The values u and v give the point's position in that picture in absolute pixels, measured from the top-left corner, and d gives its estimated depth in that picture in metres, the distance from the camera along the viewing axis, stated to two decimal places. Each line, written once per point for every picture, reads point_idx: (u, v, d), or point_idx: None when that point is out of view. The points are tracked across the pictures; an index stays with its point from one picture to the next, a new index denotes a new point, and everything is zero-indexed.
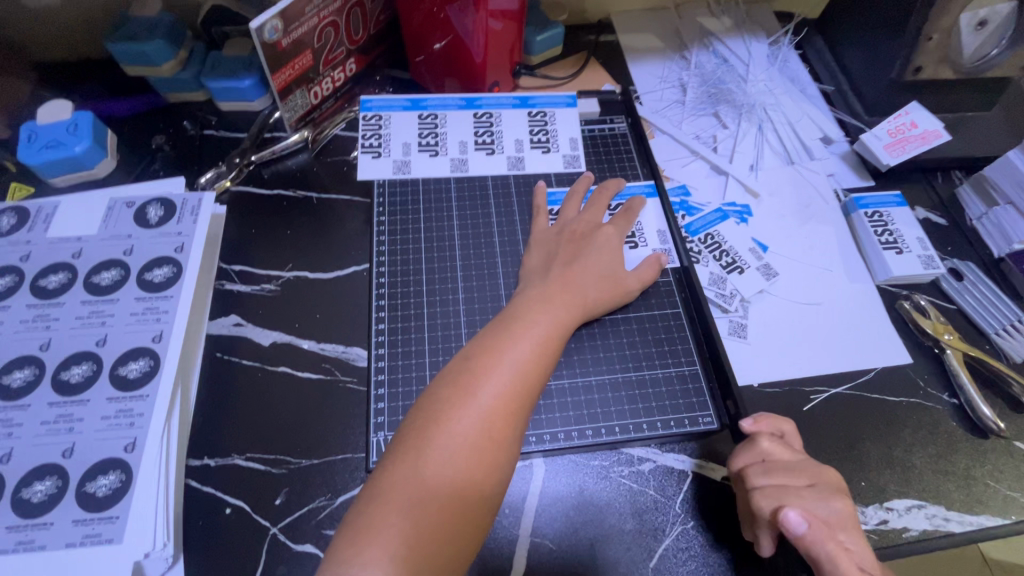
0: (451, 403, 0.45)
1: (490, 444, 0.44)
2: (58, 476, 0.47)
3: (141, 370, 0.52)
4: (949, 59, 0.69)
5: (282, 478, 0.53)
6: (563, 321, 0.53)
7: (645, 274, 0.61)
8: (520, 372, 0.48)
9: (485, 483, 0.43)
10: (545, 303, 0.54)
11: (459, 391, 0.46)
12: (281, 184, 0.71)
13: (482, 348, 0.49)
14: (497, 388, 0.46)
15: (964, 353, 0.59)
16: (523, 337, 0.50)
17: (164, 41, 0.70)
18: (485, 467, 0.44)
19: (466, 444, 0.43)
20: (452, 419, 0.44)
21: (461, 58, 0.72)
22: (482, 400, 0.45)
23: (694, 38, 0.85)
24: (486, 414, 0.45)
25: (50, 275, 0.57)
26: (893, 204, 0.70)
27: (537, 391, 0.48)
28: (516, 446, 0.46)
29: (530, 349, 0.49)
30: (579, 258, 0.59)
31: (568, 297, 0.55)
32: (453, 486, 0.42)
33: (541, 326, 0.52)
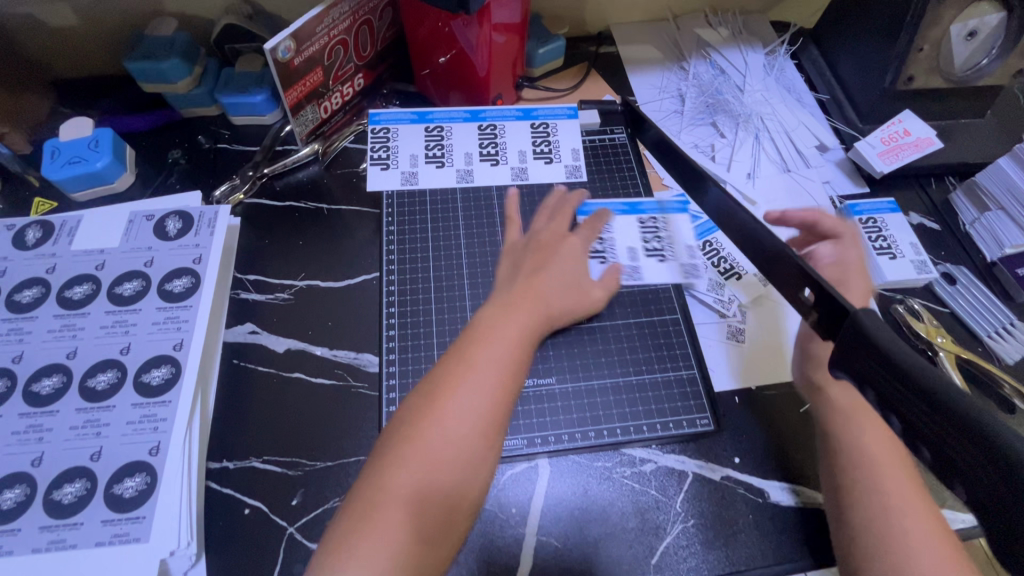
0: (422, 423, 0.46)
1: (462, 461, 0.46)
2: (87, 478, 0.49)
3: (163, 378, 0.54)
4: (940, 69, 0.71)
5: (298, 479, 0.55)
6: (528, 329, 0.53)
7: (609, 282, 0.62)
8: (481, 386, 0.48)
9: (458, 498, 0.45)
10: (507, 312, 0.54)
11: (423, 408, 0.47)
12: (292, 195, 0.73)
13: (444, 364, 0.50)
14: (459, 404, 0.47)
15: (957, 355, 0.61)
16: (484, 348, 0.50)
17: (179, 59, 0.73)
18: (452, 482, 0.45)
19: (430, 462, 0.45)
20: (423, 439, 0.45)
21: (465, 72, 0.74)
22: (444, 417, 0.46)
23: (691, 49, 0.88)
24: (449, 430, 0.46)
25: (75, 286, 0.59)
26: (887, 210, 0.72)
27: (502, 402, 0.48)
28: (485, 458, 0.47)
29: (492, 362, 0.49)
30: (546, 266, 0.59)
31: (533, 303, 0.55)
32: (419, 501, 0.44)
33: (502, 335, 0.52)
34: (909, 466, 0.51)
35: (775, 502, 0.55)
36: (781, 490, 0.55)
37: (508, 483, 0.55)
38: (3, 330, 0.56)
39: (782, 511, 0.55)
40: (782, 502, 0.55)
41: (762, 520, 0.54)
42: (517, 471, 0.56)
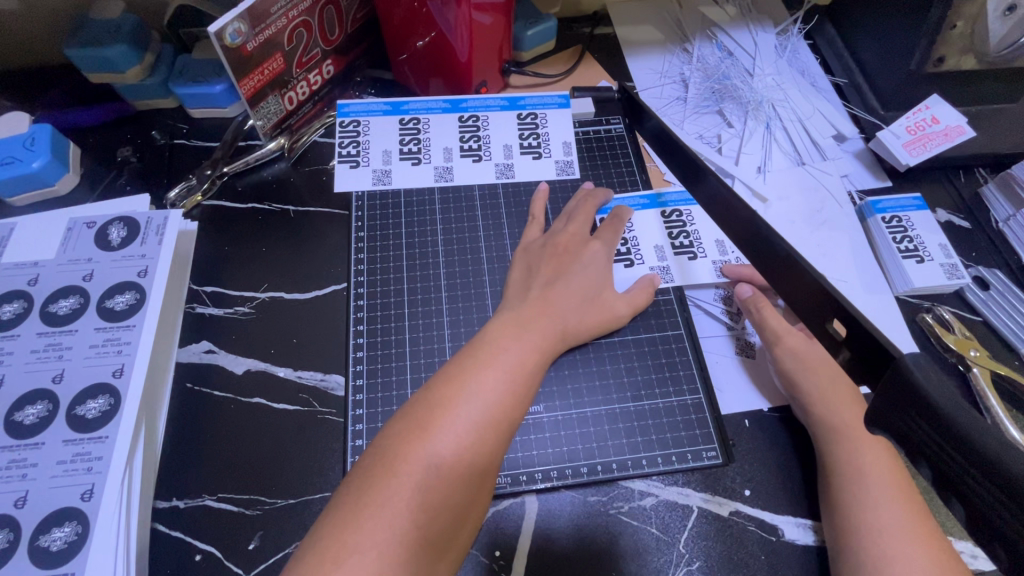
0: (440, 408, 0.41)
1: (480, 455, 0.40)
2: (9, 529, 0.43)
3: (100, 410, 0.48)
4: (974, 48, 0.63)
5: (256, 520, 0.49)
6: (540, 348, 0.48)
7: (638, 298, 0.57)
8: (489, 406, 0.42)
9: (469, 498, 0.39)
10: (518, 328, 0.49)
11: (441, 394, 0.42)
12: (255, 197, 0.66)
13: (445, 378, 0.43)
14: (463, 424, 0.40)
15: (992, 372, 0.54)
16: (492, 365, 0.45)
17: (127, 45, 0.65)
18: (467, 478, 0.39)
19: (423, 488, 0.37)
20: (441, 425, 0.40)
21: (444, 57, 0.67)
22: (447, 436, 0.40)
23: (695, 29, 0.80)
24: (452, 452, 0.39)
25: (4, 305, 0.53)
26: (912, 208, 0.65)
27: (510, 427, 0.43)
28: (482, 488, 0.40)
29: (501, 380, 0.44)
30: (564, 276, 0.54)
31: (547, 320, 0.51)
32: (430, 493, 0.37)
33: (514, 352, 0.46)
34: (916, 508, 0.45)
35: (791, 541, 0.49)
36: (798, 527, 0.49)
37: (492, 523, 0.49)
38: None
39: (798, 553, 0.48)
40: (798, 541, 0.49)
41: (778, 563, 0.48)
42: (501, 508, 0.50)
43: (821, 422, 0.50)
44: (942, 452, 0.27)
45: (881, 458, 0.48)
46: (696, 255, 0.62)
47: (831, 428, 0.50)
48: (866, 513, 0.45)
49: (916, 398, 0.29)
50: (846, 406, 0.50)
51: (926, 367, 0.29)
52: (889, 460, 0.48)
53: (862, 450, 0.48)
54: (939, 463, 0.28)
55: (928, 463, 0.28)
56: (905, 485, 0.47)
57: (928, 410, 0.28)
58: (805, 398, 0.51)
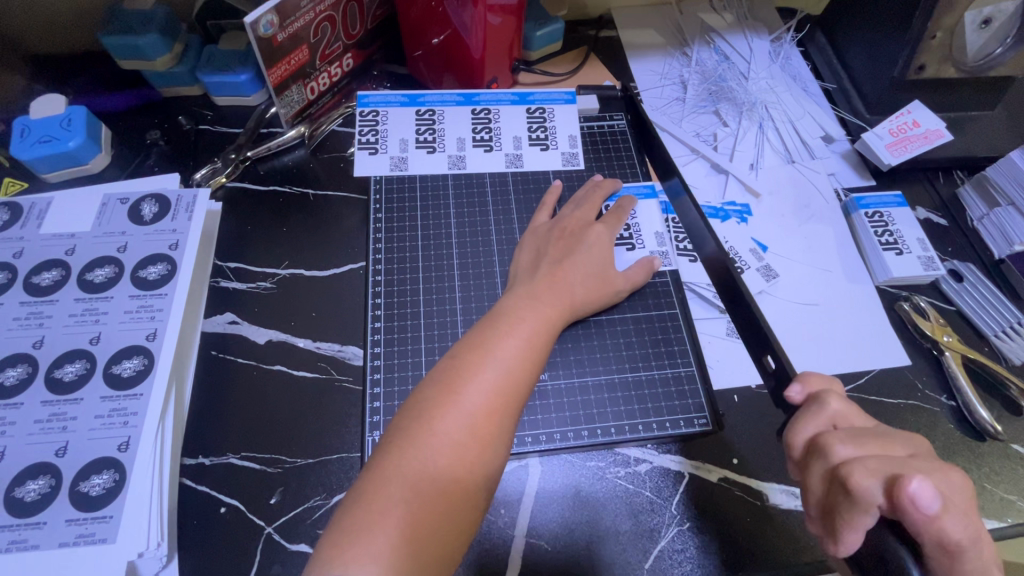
0: (465, 375, 0.45)
1: (501, 416, 0.44)
2: (52, 475, 0.47)
3: (135, 369, 0.52)
4: (952, 58, 0.69)
5: (278, 477, 0.53)
6: (551, 319, 0.52)
7: (636, 276, 0.60)
8: (509, 372, 0.46)
9: (494, 455, 0.43)
10: (531, 302, 0.53)
11: (466, 361, 0.46)
12: (276, 180, 0.70)
13: (468, 346, 0.47)
14: (486, 387, 0.44)
15: (964, 355, 0.59)
16: (510, 334, 0.48)
17: (158, 34, 0.69)
18: (491, 437, 0.43)
19: (454, 443, 0.42)
20: (466, 390, 0.44)
21: (459, 53, 0.71)
22: (473, 399, 0.43)
23: (694, 34, 0.85)
24: (480, 413, 0.43)
25: (43, 272, 0.56)
26: (893, 204, 0.69)
27: (527, 390, 0.46)
28: (506, 448, 0.44)
29: (518, 348, 0.47)
30: (570, 256, 0.58)
31: (556, 294, 0.54)
32: (460, 451, 0.42)
33: (529, 324, 0.50)
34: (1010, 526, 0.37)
35: (775, 505, 0.53)
36: (782, 493, 0.53)
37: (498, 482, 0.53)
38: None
39: (779, 515, 0.52)
40: (782, 505, 0.53)
41: (762, 523, 0.52)
42: (507, 470, 0.54)
43: None
44: None
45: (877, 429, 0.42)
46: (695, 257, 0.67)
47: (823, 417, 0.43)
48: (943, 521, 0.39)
49: None
50: None
51: None
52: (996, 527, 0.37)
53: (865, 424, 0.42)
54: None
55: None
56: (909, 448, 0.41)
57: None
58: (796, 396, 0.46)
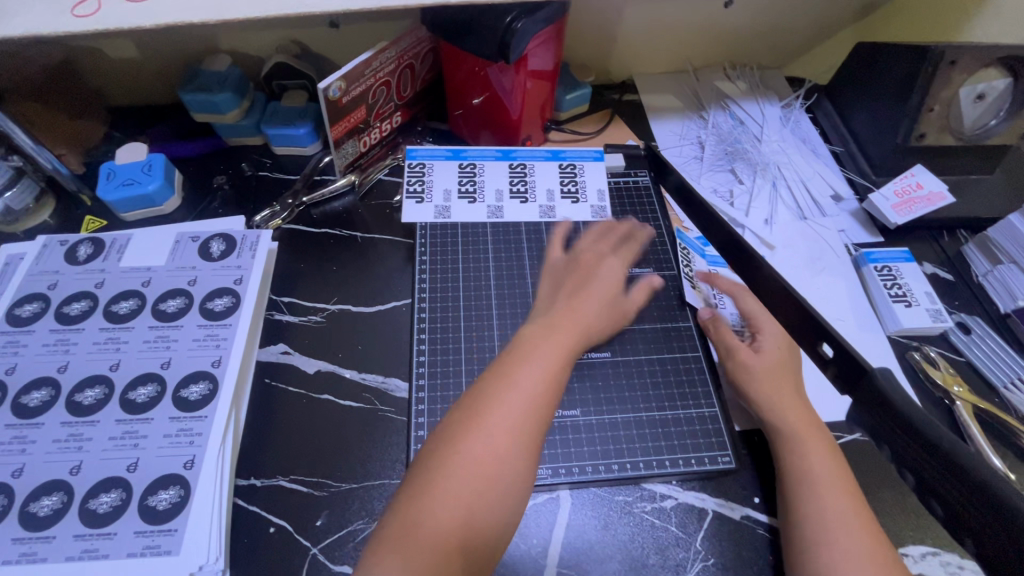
0: (490, 403, 0.48)
1: (524, 440, 0.48)
2: (123, 489, 0.51)
3: (201, 393, 0.56)
4: (951, 127, 0.76)
5: (323, 500, 0.56)
6: (570, 345, 0.56)
7: (638, 295, 0.65)
8: (530, 398, 0.49)
9: (519, 477, 0.47)
10: (545, 336, 0.55)
11: (492, 388, 0.50)
12: (328, 223, 0.76)
13: (493, 374, 0.51)
14: (510, 413, 0.48)
15: (974, 405, 0.62)
16: (532, 362, 0.52)
17: (232, 92, 0.78)
18: (515, 459, 0.47)
19: (480, 465, 0.45)
20: (492, 416, 0.48)
21: (498, 114, 0.79)
22: (499, 424, 0.47)
23: (710, 99, 0.93)
24: (504, 437, 0.47)
25: (121, 302, 0.62)
26: (901, 260, 0.74)
27: (547, 415, 0.50)
28: (526, 478, 0.47)
29: (538, 375, 0.51)
30: (584, 288, 0.62)
31: (576, 322, 0.58)
32: (486, 474, 0.45)
33: (550, 350, 0.54)
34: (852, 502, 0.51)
35: None
36: None
37: (532, 513, 0.56)
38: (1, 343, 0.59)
39: None
40: None
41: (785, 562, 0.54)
42: (539, 502, 0.57)
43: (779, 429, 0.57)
44: (921, 459, 0.38)
45: (826, 458, 0.54)
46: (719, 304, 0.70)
47: (783, 429, 0.56)
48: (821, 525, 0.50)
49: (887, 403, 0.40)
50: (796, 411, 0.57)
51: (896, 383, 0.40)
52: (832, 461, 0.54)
53: (812, 452, 0.54)
54: (896, 444, 0.40)
55: (911, 470, 0.39)
56: (850, 483, 0.52)
57: (926, 439, 0.37)
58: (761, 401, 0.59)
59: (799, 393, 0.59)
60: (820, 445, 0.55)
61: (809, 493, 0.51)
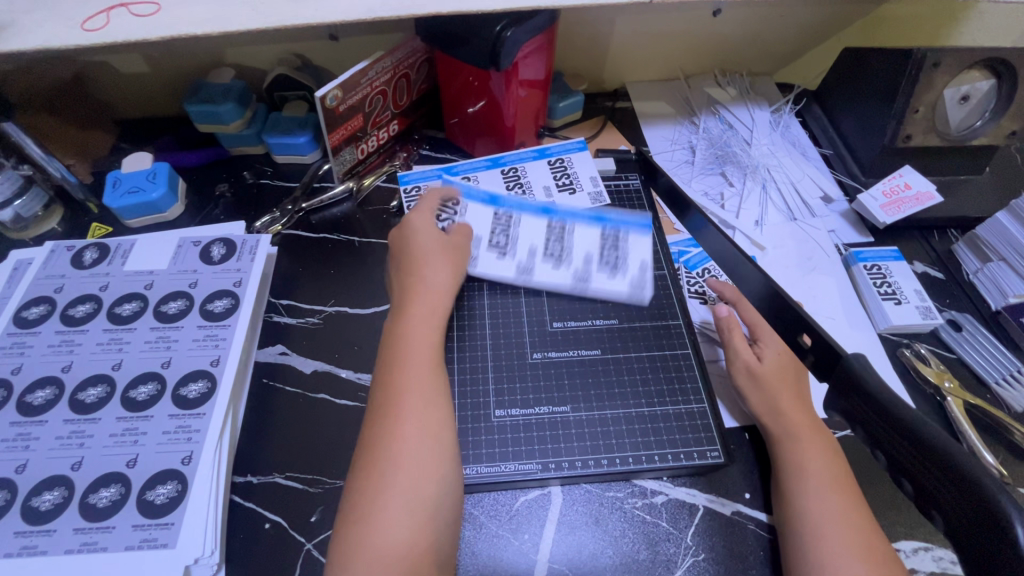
0: (386, 417, 0.51)
1: (429, 436, 0.50)
2: (122, 484, 0.52)
3: (199, 391, 0.58)
4: (937, 129, 0.77)
5: (318, 497, 0.57)
6: (435, 330, 0.59)
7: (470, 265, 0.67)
8: (421, 394, 0.52)
9: (441, 469, 0.50)
10: (414, 336, 0.57)
11: (386, 400, 0.52)
12: (326, 228, 0.78)
13: (381, 384, 0.54)
14: (405, 419, 0.51)
15: (965, 401, 0.62)
16: (411, 356, 0.55)
17: (234, 103, 0.81)
18: (431, 455, 0.50)
19: (399, 477, 0.48)
20: (392, 426, 0.50)
21: (492, 121, 0.81)
22: (400, 432, 0.50)
23: (701, 105, 0.95)
24: (408, 440, 0.50)
25: (124, 304, 0.64)
26: (890, 258, 0.75)
27: (444, 406, 0.53)
28: (448, 468, 0.50)
29: (421, 369, 0.54)
30: (438, 262, 0.64)
31: (432, 306, 0.60)
32: (411, 481, 0.48)
33: (424, 339, 0.57)
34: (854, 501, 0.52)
35: None
36: None
37: (521, 509, 0.57)
38: (8, 344, 0.60)
39: None
40: None
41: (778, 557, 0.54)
42: (530, 498, 0.57)
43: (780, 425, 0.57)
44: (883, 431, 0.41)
45: (821, 457, 0.54)
46: (705, 300, 0.72)
47: (779, 428, 0.57)
48: (817, 531, 0.50)
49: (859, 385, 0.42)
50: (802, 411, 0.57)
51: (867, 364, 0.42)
52: (833, 458, 0.54)
53: (808, 451, 0.55)
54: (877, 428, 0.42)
55: (888, 454, 0.41)
56: (846, 479, 0.53)
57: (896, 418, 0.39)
58: (760, 401, 0.58)
59: (797, 390, 0.58)
60: (819, 445, 0.55)
61: (798, 488, 0.53)
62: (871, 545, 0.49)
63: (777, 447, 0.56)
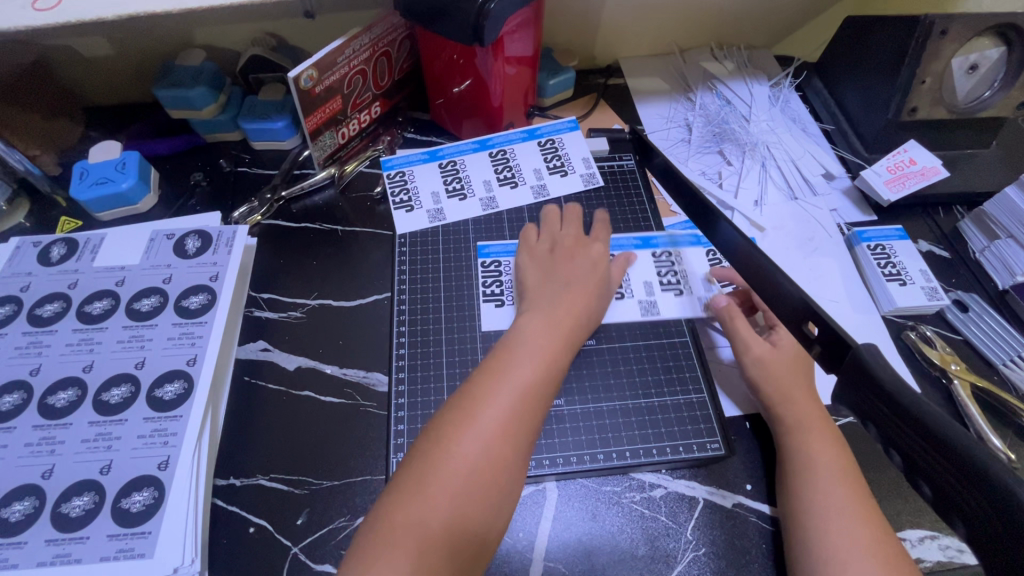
0: (484, 397, 0.48)
1: (517, 441, 0.47)
2: (96, 492, 0.49)
3: (175, 392, 0.55)
4: (943, 101, 0.73)
5: (304, 498, 0.55)
6: (564, 343, 0.55)
7: (616, 271, 0.65)
8: (525, 397, 0.49)
9: (510, 480, 0.46)
10: (547, 323, 0.56)
11: (487, 383, 0.49)
12: (308, 217, 0.75)
13: (487, 368, 0.51)
14: (502, 410, 0.47)
15: (972, 384, 0.60)
16: (526, 358, 0.52)
17: (206, 87, 0.76)
18: (509, 459, 0.46)
19: (473, 466, 0.44)
20: (484, 410, 0.47)
21: (479, 101, 0.77)
22: (490, 420, 0.47)
23: (697, 81, 0.91)
24: (494, 434, 0.46)
25: (94, 302, 0.61)
26: (895, 237, 0.72)
27: (542, 418, 0.50)
28: (518, 480, 0.47)
29: (535, 372, 0.51)
30: (575, 279, 0.61)
31: (569, 320, 0.57)
32: (478, 475, 0.44)
33: (545, 346, 0.53)
34: (861, 490, 0.50)
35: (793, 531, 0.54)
36: None
37: (517, 507, 0.55)
38: None
39: None
40: None
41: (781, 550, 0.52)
42: (525, 494, 0.55)
43: (782, 411, 0.56)
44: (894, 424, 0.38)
45: (828, 446, 0.53)
46: (681, 292, 0.68)
47: (784, 417, 0.55)
48: (823, 523, 0.48)
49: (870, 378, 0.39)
50: (805, 398, 0.56)
51: (878, 353, 0.39)
52: (837, 446, 0.53)
53: (815, 439, 0.53)
54: (887, 427, 0.39)
55: (897, 448, 0.39)
56: (852, 470, 0.51)
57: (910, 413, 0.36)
58: (770, 388, 0.57)
59: (809, 383, 0.57)
60: (825, 435, 0.54)
61: (805, 478, 0.51)
62: (880, 535, 0.47)
63: (782, 436, 0.55)
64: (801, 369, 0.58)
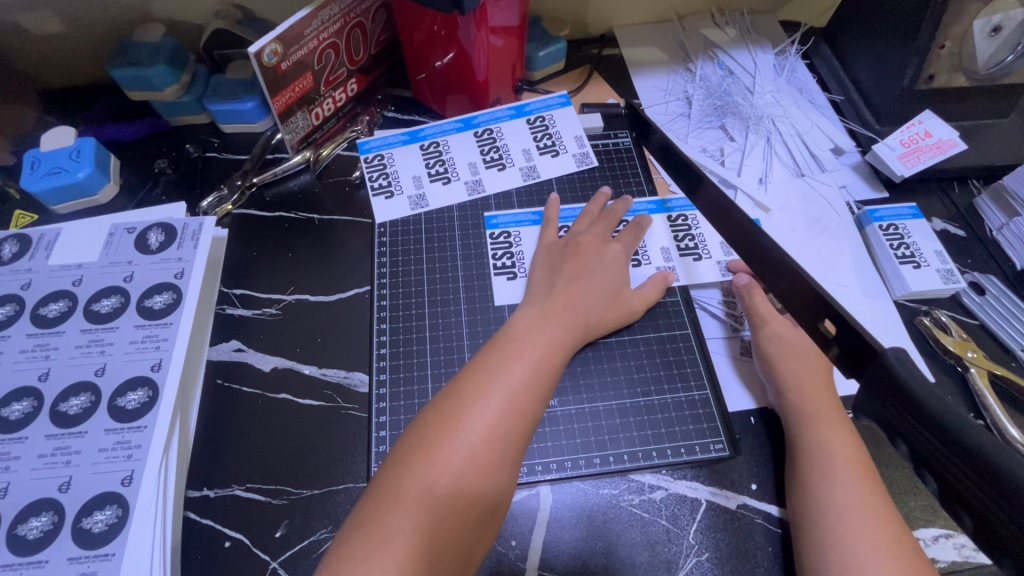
0: (470, 398, 0.46)
1: (505, 446, 0.45)
2: (54, 511, 0.46)
3: (139, 401, 0.51)
4: (963, 67, 0.68)
5: (282, 509, 0.52)
6: (561, 343, 0.53)
7: (650, 294, 0.60)
8: (514, 399, 0.47)
9: (495, 488, 0.44)
10: (542, 321, 0.54)
11: (476, 383, 0.47)
12: (282, 206, 0.70)
13: (475, 368, 0.49)
14: (489, 414, 0.45)
15: (990, 371, 0.56)
16: (518, 359, 0.49)
17: (166, 65, 0.70)
18: (495, 465, 0.44)
19: (457, 473, 0.43)
20: (470, 413, 0.45)
21: (464, 76, 0.71)
22: (476, 424, 0.45)
23: (697, 50, 0.85)
24: (480, 439, 0.44)
25: (50, 304, 0.56)
26: (908, 216, 0.68)
27: (533, 421, 0.47)
28: (505, 486, 0.45)
29: (527, 374, 0.49)
30: (584, 276, 0.58)
31: (568, 317, 0.55)
32: (460, 482, 0.42)
33: (540, 346, 0.51)
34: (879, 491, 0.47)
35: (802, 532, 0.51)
36: None
37: (509, 513, 0.52)
38: None
39: None
40: None
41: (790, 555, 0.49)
42: (517, 500, 0.52)
43: (793, 407, 0.53)
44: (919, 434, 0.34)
45: (843, 444, 0.49)
46: (700, 256, 0.65)
47: (795, 414, 0.52)
48: (837, 528, 0.45)
49: (894, 382, 0.35)
50: (815, 393, 0.53)
51: (905, 357, 0.36)
52: (853, 445, 0.50)
53: (829, 436, 0.50)
54: (911, 435, 0.35)
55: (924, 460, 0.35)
56: (870, 470, 0.48)
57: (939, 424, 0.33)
58: (779, 382, 0.54)
59: (824, 380, 0.54)
60: (841, 432, 0.50)
61: (818, 479, 0.48)
62: (898, 541, 0.44)
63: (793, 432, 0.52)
64: (813, 361, 0.55)
